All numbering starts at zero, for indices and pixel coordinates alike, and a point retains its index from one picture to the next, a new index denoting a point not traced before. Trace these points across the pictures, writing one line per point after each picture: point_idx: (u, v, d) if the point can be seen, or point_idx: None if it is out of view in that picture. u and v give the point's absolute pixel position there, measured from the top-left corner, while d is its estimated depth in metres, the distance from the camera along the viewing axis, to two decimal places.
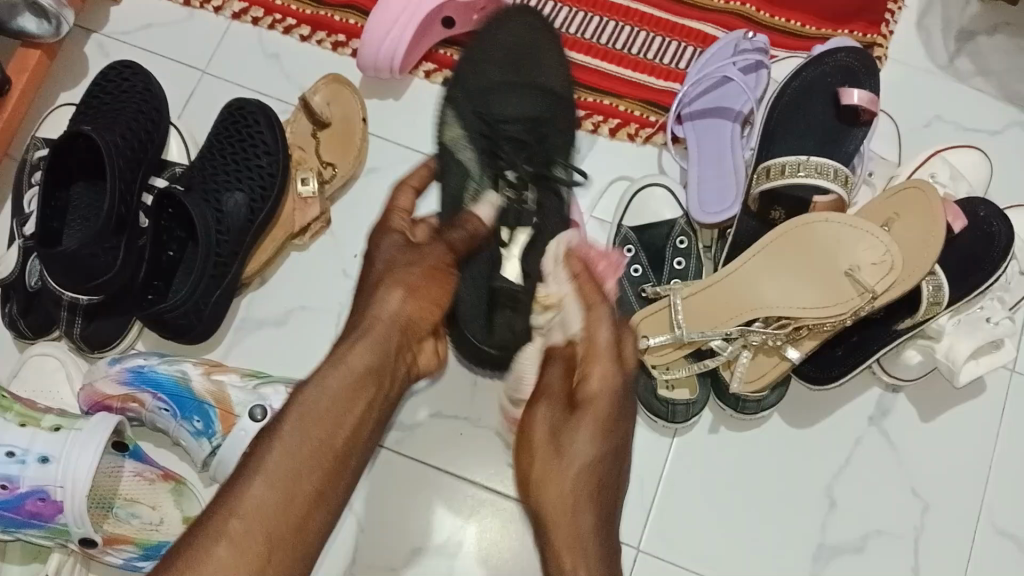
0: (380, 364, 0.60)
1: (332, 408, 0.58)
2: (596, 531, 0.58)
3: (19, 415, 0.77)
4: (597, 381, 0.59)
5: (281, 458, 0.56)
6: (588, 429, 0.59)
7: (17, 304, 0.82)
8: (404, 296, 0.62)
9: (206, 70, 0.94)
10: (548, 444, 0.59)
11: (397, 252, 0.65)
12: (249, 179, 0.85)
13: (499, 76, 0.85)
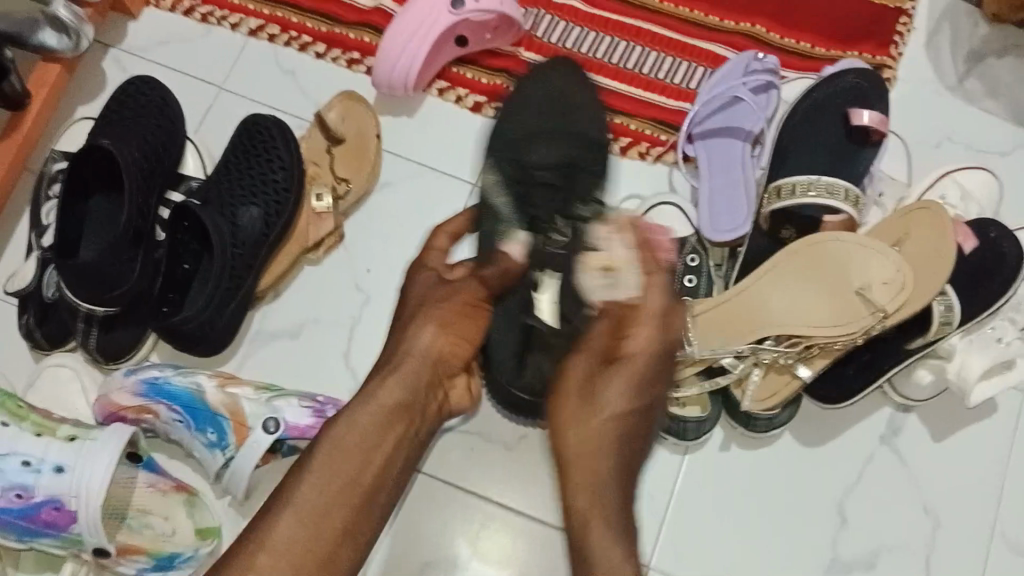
0: (409, 400, 0.66)
1: (361, 445, 0.63)
2: (615, 476, 0.64)
3: (34, 424, 0.77)
4: (634, 344, 0.65)
5: (311, 490, 0.61)
6: (623, 382, 0.65)
7: (33, 315, 0.83)
8: (435, 331, 0.70)
9: (222, 85, 0.96)
10: (583, 386, 0.66)
11: (430, 288, 0.73)
12: (264, 194, 0.86)
13: (536, 122, 0.82)
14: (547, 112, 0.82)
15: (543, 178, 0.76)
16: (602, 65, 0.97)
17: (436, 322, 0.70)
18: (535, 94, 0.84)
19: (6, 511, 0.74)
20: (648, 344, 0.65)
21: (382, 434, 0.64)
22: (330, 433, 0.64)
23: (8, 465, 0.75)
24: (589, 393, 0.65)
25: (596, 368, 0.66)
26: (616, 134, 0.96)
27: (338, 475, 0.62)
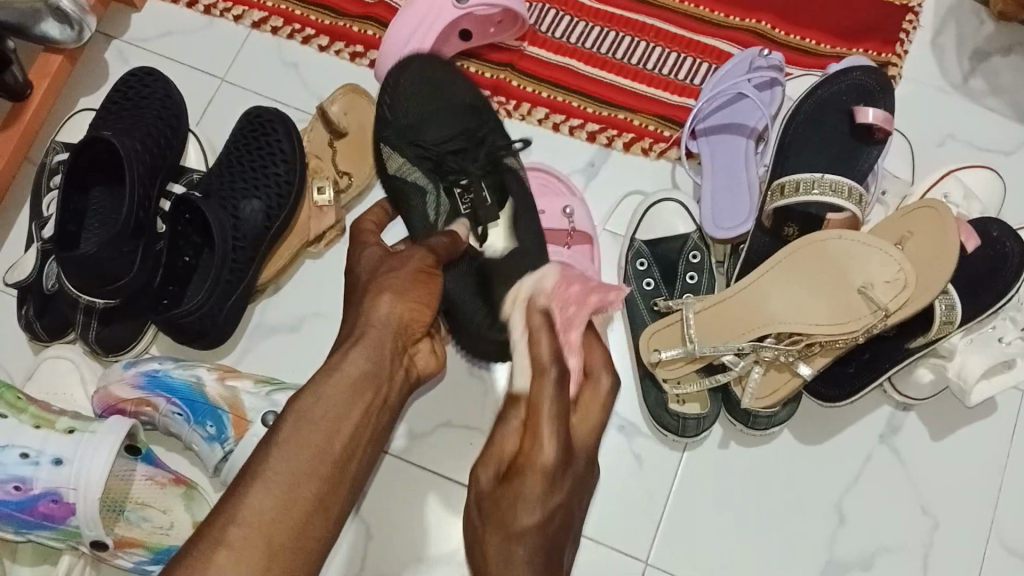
0: (376, 369, 0.59)
1: (330, 415, 0.57)
2: None
3: (34, 416, 0.77)
4: (541, 455, 0.51)
5: (278, 464, 0.54)
6: (534, 501, 0.50)
7: (33, 306, 0.83)
8: (393, 300, 0.62)
9: (224, 78, 0.95)
10: (491, 514, 0.51)
11: (379, 261, 0.67)
12: (266, 187, 0.86)
13: (422, 107, 0.88)
14: (423, 92, 0.89)
15: (450, 150, 0.87)
16: (606, 60, 0.97)
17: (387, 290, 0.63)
18: (415, 81, 0.89)
19: (4, 503, 0.74)
20: (560, 455, 0.51)
21: (351, 405, 0.58)
22: (295, 404, 0.57)
23: (6, 457, 0.75)
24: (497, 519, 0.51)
25: (502, 491, 0.51)
26: (620, 129, 0.96)
27: (306, 444, 0.55)
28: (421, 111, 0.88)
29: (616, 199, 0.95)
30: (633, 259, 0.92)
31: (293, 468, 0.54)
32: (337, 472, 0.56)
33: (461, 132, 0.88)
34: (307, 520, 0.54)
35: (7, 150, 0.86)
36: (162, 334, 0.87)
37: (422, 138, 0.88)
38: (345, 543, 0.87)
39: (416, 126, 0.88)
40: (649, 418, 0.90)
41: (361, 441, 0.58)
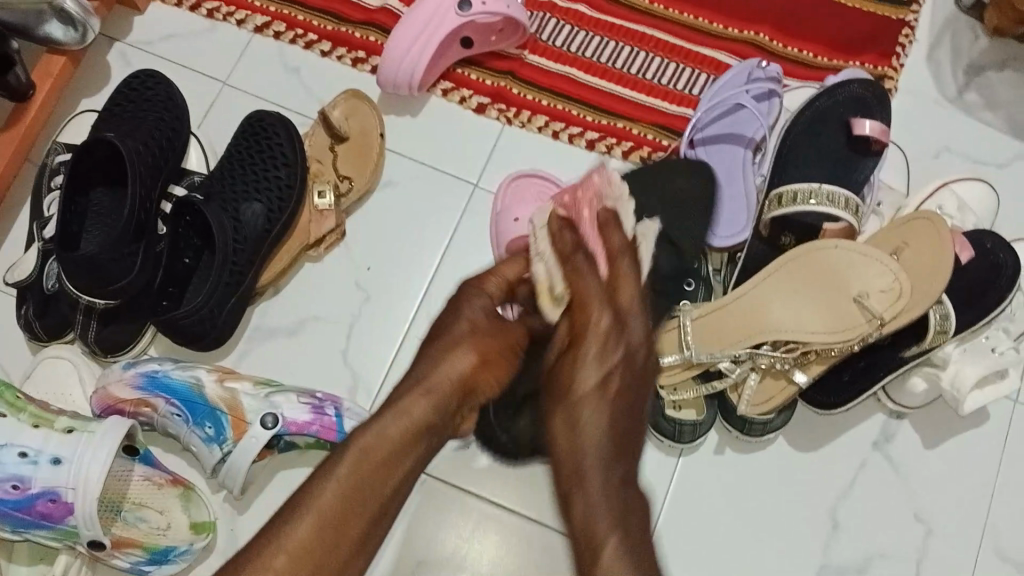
0: (436, 420, 0.60)
1: (390, 459, 0.58)
2: (616, 484, 0.54)
3: (32, 416, 0.77)
4: (594, 322, 0.57)
5: (336, 490, 0.56)
6: (593, 362, 0.56)
7: (33, 306, 0.83)
8: (475, 362, 0.61)
9: (226, 81, 0.96)
10: (555, 387, 0.57)
11: (488, 314, 0.68)
12: (267, 190, 0.86)
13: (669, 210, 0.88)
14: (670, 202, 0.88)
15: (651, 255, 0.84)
16: (606, 69, 0.97)
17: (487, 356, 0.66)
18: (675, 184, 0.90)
19: (2, 503, 0.74)
20: (613, 322, 0.58)
21: (401, 459, 0.58)
22: (360, 437, 0.58)
23: (4, 457, 0.74)
24: (558, 385, 0.57)
25: (560, 357, 0.58)
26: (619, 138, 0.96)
27: (364, 482, 0.57)
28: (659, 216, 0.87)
29: None
30: None
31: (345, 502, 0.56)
32: (382, 515, 0.57)
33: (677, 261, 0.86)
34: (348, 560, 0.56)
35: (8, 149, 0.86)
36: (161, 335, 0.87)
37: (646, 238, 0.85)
38: None
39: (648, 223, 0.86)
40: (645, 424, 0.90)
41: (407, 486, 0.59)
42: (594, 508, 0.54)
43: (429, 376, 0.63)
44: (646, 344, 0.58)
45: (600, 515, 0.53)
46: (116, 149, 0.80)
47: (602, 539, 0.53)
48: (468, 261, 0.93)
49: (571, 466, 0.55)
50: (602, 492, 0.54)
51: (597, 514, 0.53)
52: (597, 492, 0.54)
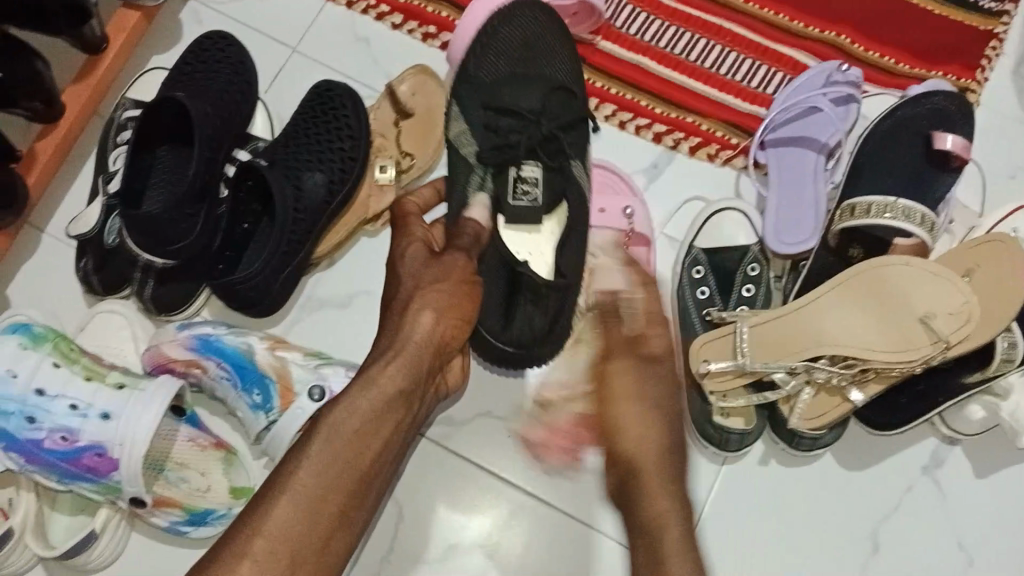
0: (410, 387, 0.64)
1: (358, 437, 0.61)
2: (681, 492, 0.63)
3: (85, 368, 0.78)
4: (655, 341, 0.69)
5: (309, 469, 0.59)
6: (659, 378, 0.67)
7: (92, 259, 0.84)
8: (434, 318, 0.67)
9: (295, 47, 0.95)
10: (624, 390, 0.66)
11: (422, 267, 0.71)
12: (329, 161, 0.86)
13: (506, 70, 0.85)
14: (516, 57, 0.85)
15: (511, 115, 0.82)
16: (680, 61, 0.95)
17: (432, 308, 0.67)
18: (507, 36, 0.86)
19: (51, 452, 0.75)
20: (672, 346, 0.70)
21: (372, 429, 0.62)
22: (324, 414, 0.62)
23: (55, 408, 0.75)
24: (648, 393, 0.66)
25: (646, 376, 0.66)
26: (688, 134, 0.94)
27: (334, 454, 0.60)
28: (507, 76, 0.84)
29: (676, 203, 0.94)
30: (689, 266, 0.90)
31: (326, 482, 0.59)
32: (362, 488, 0.61)
33: (541, 111, 0.82)
34: (333, 533, 0.59)
35: (78, 102, 0.87)
36: (215, 298, 0.88)
37: (500, 101, 0.83)
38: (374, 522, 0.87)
39: (500, 89, 0.83)
40: (691, 428, 0.89)
41: (385, 456, 0.63)
42: (670, 514, 0.61)
43: (396, 345, 0.66)
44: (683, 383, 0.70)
45: (680, 519, 0.61)
46: (185, 108, 0.80)
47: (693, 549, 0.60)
48: None
49: (664, 471, 0.63)
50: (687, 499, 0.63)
51: (679, 521, 0.61)
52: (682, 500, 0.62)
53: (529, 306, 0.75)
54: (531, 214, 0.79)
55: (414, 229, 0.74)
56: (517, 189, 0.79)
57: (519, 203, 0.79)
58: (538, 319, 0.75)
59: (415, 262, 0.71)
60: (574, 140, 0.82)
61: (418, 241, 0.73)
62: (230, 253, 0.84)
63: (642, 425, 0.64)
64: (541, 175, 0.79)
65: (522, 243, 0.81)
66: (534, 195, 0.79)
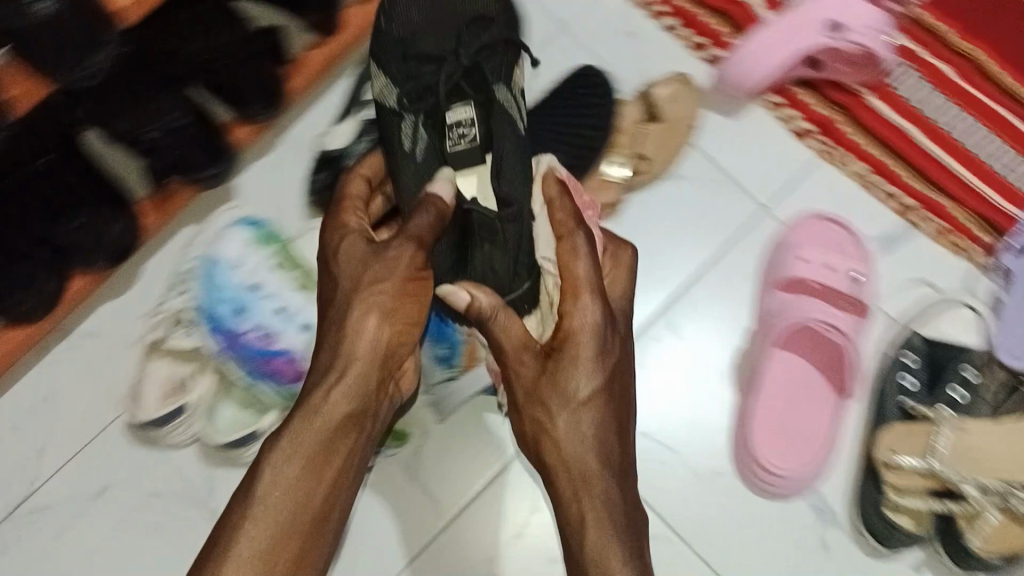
0: (361, 407, 0.67)
1: (299, 486, 0.64)
2: (612, 495, 0.64)
3: (301, 275, 0.84)
4: (583, 321, 0.66)
5: (263, 511, 0.63)
6: (586, 365, 0.65)
7: (329, 176, 0.87)
8: (380, 321, 0.67)
9: (564, 24, 0.98)
10: (549, 382, 0.66)
11: (364, 265, 0.69)
12: (569, 145, 0.88)
13: (422, 13, 0.80)
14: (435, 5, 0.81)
15: (436, 62, 0.79)
16: (946, 139, 0.92)
17: (377, 309, 0.67)
18: None
19: (247, 347, 0.80)
20: (601, 317, 0.66)
21: (322, 462, 0.65)
22: (265, 460, 0.65)
23: (262, 306, 0.81)
24: (550, 396, 0.66)
25: (546, 373, 0.66)
26: (933, 214, 0.90)
27: (278, 506, 0.63)
28: (421, 22, 0.80)
29: (902, 282, 0.89)
30: (901, 349, 0.86)
31: (272, 540, 0.62)
32: (319, 524, 0.65)
33: (456, 42, 0.80)
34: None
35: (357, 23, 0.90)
36: None
37: (418, 47, 0.80)
38: (509, 503, 0.88)
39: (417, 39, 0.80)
40: (853, 511, 0.84)
41: (343, 483, 0.66)
42: (587, 523, 0.63)
43: (341, 356, 0.67)
44: (620, 363, 0.68)
45: (608, 533, 0.62)
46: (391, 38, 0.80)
47: (611, 552, 0.62)
48: (730, 280, 0.91)
49: (577, 475, 0.64)
50: (606, 498, 0.64)
51: (592, 529, 0.63)
52: (598, 503, 0.63)
53: (492, 249, 0.75)
54: (471, 155, 0.78)
55: (348, 219, 0.74)
56: (451, 134, 0.78)
57: (457, 147, 0.78)
58: (500, 260, 0.75)
59: (351, 255, 0.70)
60: (496, 66, 0.79)
61: (353, 232, 0.72)
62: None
63: (545, 425, 0.66)
64: (474, 112, 0.78)
65: (479, 186, 0.79)
66: (471, 134, 0.78)
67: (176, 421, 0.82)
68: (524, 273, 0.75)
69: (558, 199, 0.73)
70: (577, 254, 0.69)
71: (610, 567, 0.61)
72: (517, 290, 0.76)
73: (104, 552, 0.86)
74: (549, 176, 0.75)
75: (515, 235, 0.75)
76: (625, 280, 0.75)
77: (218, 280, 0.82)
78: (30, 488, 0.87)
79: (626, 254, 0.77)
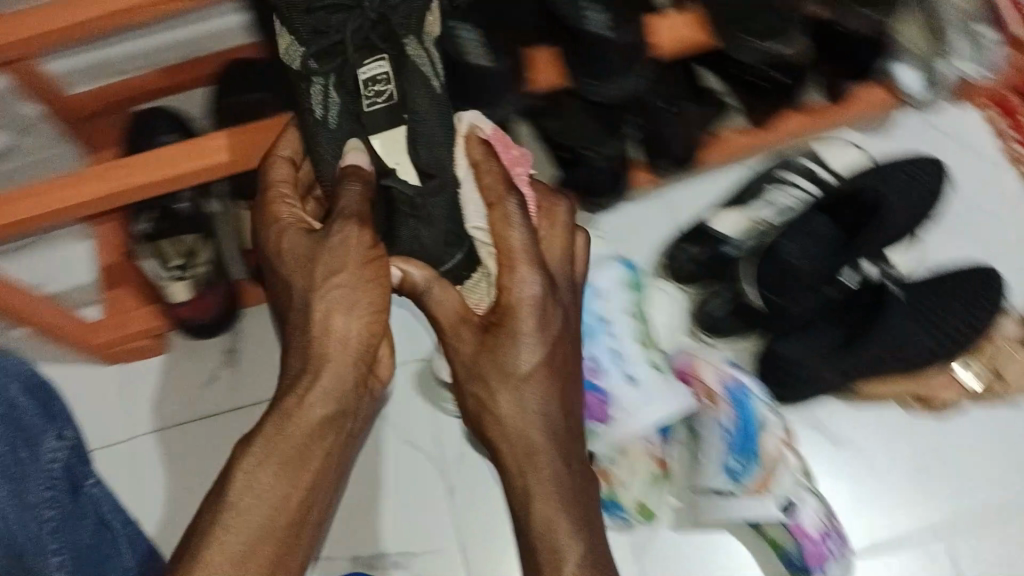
0: (337, 409, 0.62)
1: (275, 489, 0.57)
2: (562, 468, 0.61)
3: (642, 332, 0.84)
4: (521, 289, 0.63)
5: (232, 518, 0.55)
6: (529, 339, 0.63)
7: (700, 248, 0.94)
8: (351, 314, 0.63)
9: (972, 214, 0.98)
10: (493, 367, 0.63)
11: (310, 251, 0.64)
12: (941, 331, 0.84)
13: None
14: None
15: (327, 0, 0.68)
16: None
17: (342, 306, 0.62)
18: None
19: None
20: (541, 289, 0.63)
21: (298, 465, 0.59)
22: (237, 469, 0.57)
23: (601, 341, 0.82)
24: (494, 373, 0.63)
25: (485, 349, 0.64)
26: None
27: (251, 513, 0.56)
28: None
29: None
30: None
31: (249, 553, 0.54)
32: (291, 536, 0.57)
33: None
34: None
35: (788, 127, 0.98)
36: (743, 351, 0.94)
37: None
38: None
39: None
40: None
41: (317, 490, 0.60)
42: (537, 494, 0.60)
43: (312, 361, 0.62)
44: (559, 343, 0.64)
45: (558, 509, 0.60)
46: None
47: (559, 525, 0.59)
48: None
49: (521, 452, 0.62)
50: (552, 473, 0.61)
51: (538, 498, 0.60)
52: (545, 479, 0.61)
53: (419, 225, 0.71)
54: (395, 116, 0.70)
55: (280, 210, 0.67)
56: (367, 91, 0.69)
57: (375, 107, 0.70)
58: (428, 233, 0.71)
59: (297, 251, 0.65)
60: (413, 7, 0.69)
61: (292, 226, 0.66)
62: (812, 331, 0.87)
63: (487, 402, 0.64)
64: (391, 67, 0.69)
65: (387, 147, 0.71)
66: (390, 89, 0.70)
67: None
68: (455, 242, 0.73)
69: (484, 160, 0.69)
70: (511, 225, 0.64)
71: (558, 541, 0.58)
72: (448, 262, 0.73)
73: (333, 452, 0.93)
74: (471, 139, 0.70)
75: (441, 207, 0.71)
76: (563, 253, 0.69)
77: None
78: None
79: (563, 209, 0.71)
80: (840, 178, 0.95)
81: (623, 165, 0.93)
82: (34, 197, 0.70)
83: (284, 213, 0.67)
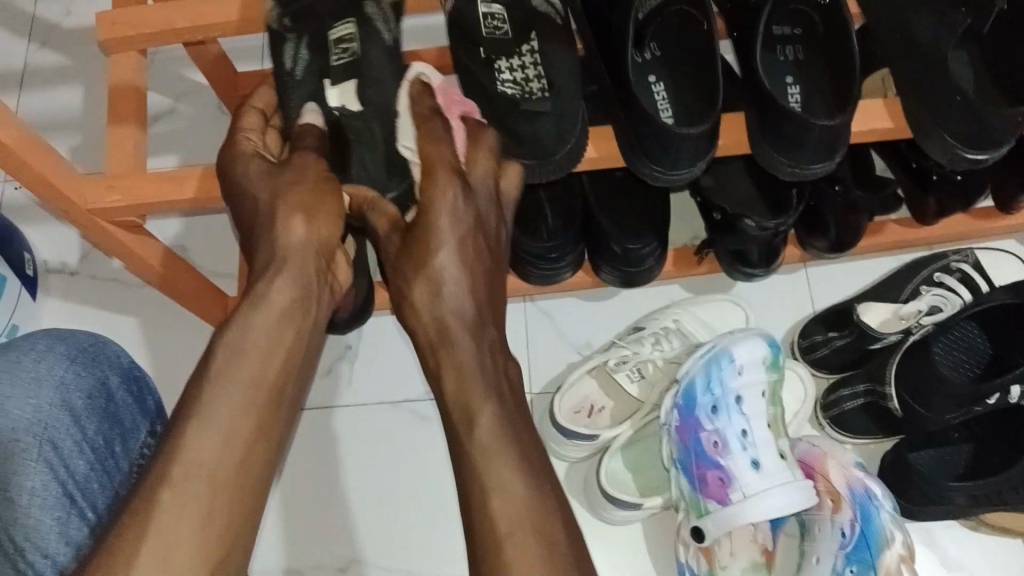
0: (301, 297, 0.64)
1: (261, 348, 0.60)
2: (476, 353, 0.62)
3: (774, 414, 0.83)
4: (440, 183, 0.65)
5: (199, 427, 0.55)
6: (444, 221, 0.65)
7: (843, 340, 0.91)
8: (305, 221, 0.65)
9: None
10: (414, 259, 0.65)
11: (271, 176, 0.68)
12: None
13: None
14: None
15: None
16: None
17: (302, 210, 0.65)
18: None
19: (698, 442, 0.82)
20: (458, 181, 0.66)
21: (262, 376, 0.59)
22: (224, 337, 0.60)
23: (734, 421, 0.82)
24: (412, 263, 0.65)
25: (407, 250, 0.66)
26: None
27: (216, 416, 0.56)
28: None
29: None
30: None
31: (227, 424, 0.56)
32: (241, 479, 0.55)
33: None
34: (236, 519, 0.54)
35: (950, 227, 0.94)
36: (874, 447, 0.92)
37: None
38: None
39: None
40: None
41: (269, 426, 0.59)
42: (459, 374, 0.61)
43: (277, 256, 0.65)
44: (475, 231, 0.66)
45: (479, 384, 0.60)
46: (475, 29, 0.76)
47: (474, 392, 0.60)
48: None
49: (438, 334, 0.64)
50: (462, 357, 0.62)
51: (461, 375, 0.61)
52: (455, 357, 0.62)
53: (365, 152, 0.73)
54: (346, 72, 0.76)
55: (242, 142, 0.71)
56: (336, 50, 0.76)
57: (341, 62, 0.76)
58: (370, 162, 0.73)
59: (256, 176, 0.68)
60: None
61: (256, 155, 0.70)
62: (945, 445, 0.85)
63: (409, 296, 0.66)
64: (356, 28, 0.76)
65: (343, 96, 0.76)
66: (353, 49, 0.76)
67: (579, 440, 0.88)
68: (398, 172, 0.73)
69: (421, 98, 0.69)
70: (438, 139, 0.66)
71: (493, 467, 0.56)
72: (394, 189, 0.73)
73: (416, 463, 0.97)
74: (415, 84, 0.70)
75: (382, 129, 0.73)
76: (491, 159, 0.68)
77: (720, 377, 0.82)
78: (423, 395, 0.99)
79: (491, 134, 0.69)
80: (995, 284, 0.92)
81: (778, 241, 0.90)
82: (214, 181, 0.73)
83: (245, 141, 0.71)
